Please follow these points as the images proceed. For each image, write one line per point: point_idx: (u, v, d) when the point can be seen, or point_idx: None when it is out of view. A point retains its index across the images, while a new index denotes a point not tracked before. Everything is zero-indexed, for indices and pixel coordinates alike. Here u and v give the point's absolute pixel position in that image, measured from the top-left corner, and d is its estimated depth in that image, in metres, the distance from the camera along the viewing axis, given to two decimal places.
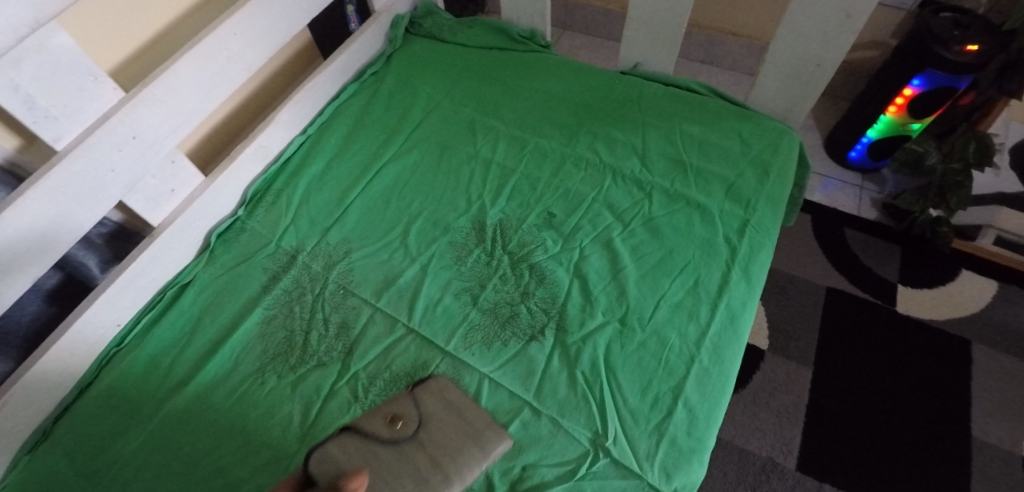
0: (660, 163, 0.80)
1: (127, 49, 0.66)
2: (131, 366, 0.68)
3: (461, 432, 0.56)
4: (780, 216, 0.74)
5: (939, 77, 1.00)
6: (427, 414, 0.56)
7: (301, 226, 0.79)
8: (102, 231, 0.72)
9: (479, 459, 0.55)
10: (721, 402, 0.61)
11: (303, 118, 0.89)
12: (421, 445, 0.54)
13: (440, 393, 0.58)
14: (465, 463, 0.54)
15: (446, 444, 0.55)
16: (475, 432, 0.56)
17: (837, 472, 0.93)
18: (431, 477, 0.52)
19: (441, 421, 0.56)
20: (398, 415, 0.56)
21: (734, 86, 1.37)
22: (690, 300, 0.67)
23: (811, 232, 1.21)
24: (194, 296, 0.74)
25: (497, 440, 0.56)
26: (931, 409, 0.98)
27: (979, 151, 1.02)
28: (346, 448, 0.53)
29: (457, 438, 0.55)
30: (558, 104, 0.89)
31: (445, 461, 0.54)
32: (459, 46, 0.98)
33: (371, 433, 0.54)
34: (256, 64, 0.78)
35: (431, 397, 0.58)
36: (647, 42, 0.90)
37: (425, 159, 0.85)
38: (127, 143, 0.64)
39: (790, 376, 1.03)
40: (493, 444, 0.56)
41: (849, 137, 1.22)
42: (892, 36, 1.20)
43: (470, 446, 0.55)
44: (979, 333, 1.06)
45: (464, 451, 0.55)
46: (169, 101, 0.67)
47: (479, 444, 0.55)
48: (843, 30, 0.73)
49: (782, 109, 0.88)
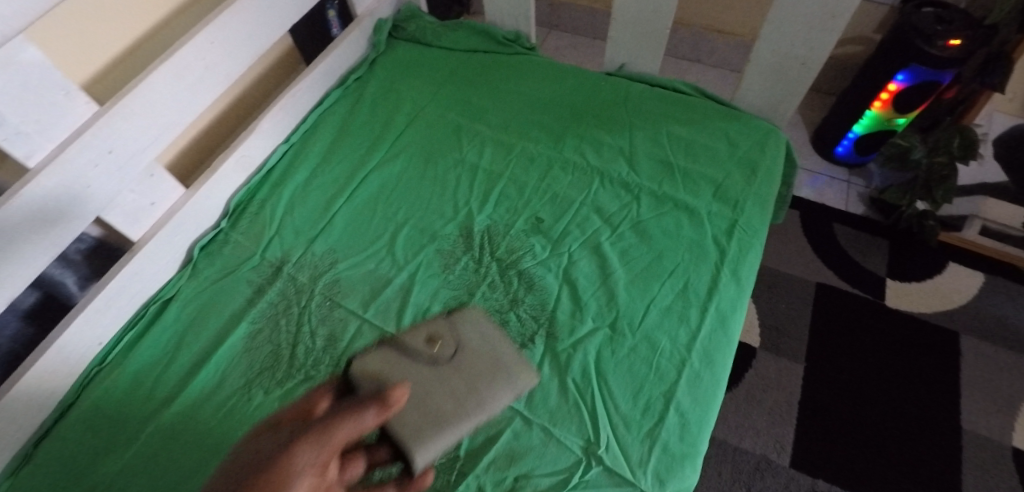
0: (647, 165, 0.79)
1: (100, 61, 0.65)
2: (114, 384, 0.67)
3: (496, 362, 0.52)
4: (768, 216, 0.74)
5: (922, 72, 1.01)
6: (464, 341, 0.53)
7: (286, 237, 0.77)
8: (81, 247, 0.71)
9: (509, 393, 0.52)
10: (712, 406, 0.61)
11: (285, 126, 0.87)
12: (456, 369, 0.51)
13: (478, 323, 0.54)
14: (496, 395, 0.51)
15: (482, 374, 0.51)
16: (510, 366, 0.52)
17: (829, 468, 0.94)
18: (464, 402, 0.50)
19: (478, 347, 0.53)
20: (436, 338, 0.52)
21: (720, 83, 1.37)
22: (680, 304, 0.67)
23: (800, 228, 1.21)
24: (177, 311, 0.73)
25: (525, 379, 0.53)
26: (921, 402, 0.99)
27: (963, 145, 1.02)
28: (381, 360, 0.51)
29: (490, 369, 0.52)
30: (544, 106, 0.88)
31: (478, 387, 0.51)
32: (443, 50, 0.97)
33: (406, 349, 0.52)
34: (235, 72, 0.77)
35: (469, 328, 0.54)
36: (632, 43, 0.90)
37: (411, 165, 0.84)
38: (102, 158, 0.62)
39: (782, 374, 1.04)
40: (523, 380, 0.53)
41: (835, 133, 1.23)
42: (876, 31, 1.20)
43: (502, 378, 0.52)
44: (967, 326, 1.07)
45: (498, 384, 0.51)
46: (145, 112, 0.65)
47: (514, 379, 0.52)
48: (827, 28, 0.73)
49: (768, 108, 0.88)
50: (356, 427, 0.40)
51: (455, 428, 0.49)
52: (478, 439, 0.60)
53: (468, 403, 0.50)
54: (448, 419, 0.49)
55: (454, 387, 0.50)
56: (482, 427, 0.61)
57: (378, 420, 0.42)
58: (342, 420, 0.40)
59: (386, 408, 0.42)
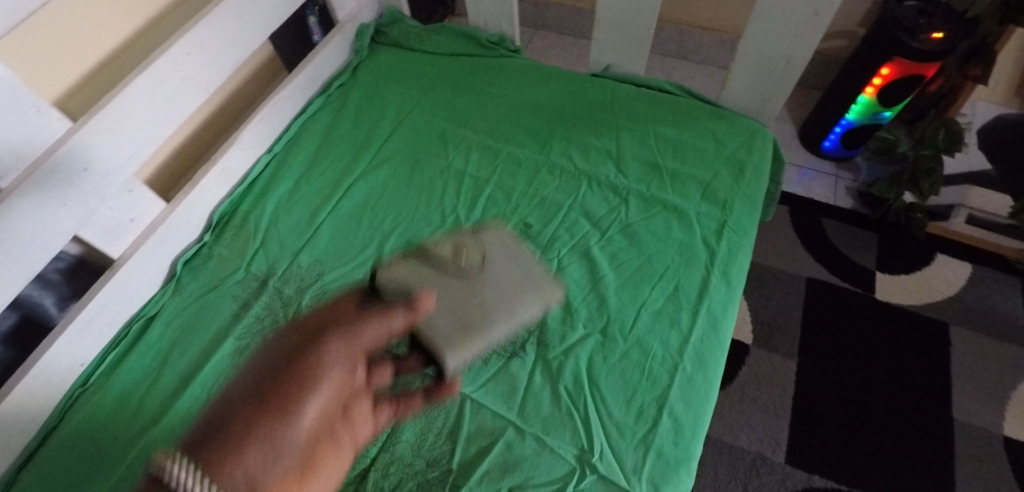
0: (635, 167, 0.79)
1: (72, 76, 0.63)
2: (98, 405, 0.65)
3: (520, 277, 0.60)
4: (757, 215, 0.74)
5: (906, 66, 1.01)
6: (492, 253, 0.61)
7: (271, 249, 0.76)
8: (59, 266, 0.69)
9: (535, 301, 0.60)
10: (706, 410, 0.60)
11: (268, 136, 0.86)
12: (486, 277, 0.59)
13: (501, 239, 0.63)
14: (525, 304, 0.59)
15: (509, 284, 0.59)
16: (533, 280, 0.60)
17: (825, 463, 0.94)
18: (495, 309, 0.57)
19: (506, 260, 0.61)
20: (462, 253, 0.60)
21: (707, 80, 1.36)
22: (671, 307, 0.66)
23: (789, 224, 1.21)
24: (162, 329, 0.71)
25: (552, 290, 0.61)
26: (913, 394, 1.00)
27: (948, 137, 1.01)
28: (413, 271, 0.57)
29: (516, 282, 0.59)
30: (530, 109, 0.87)
31: (507, 296, 0.58)
32: (427, 55, 0.96)
33: (435, 260, 0.59)
34: (214, 83, 0.75)
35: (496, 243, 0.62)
36: (617, 44, 0.89)
37: (397, 173, 0.83)
38: (77, 176, 0.60)
39: (775, 370, 1.04)
40: (545, 292, 0.61)
41: (822, 128, 1.23)
42: (860, 25, 1.21)
43: (527, 289, 0.59)
44: (956, 317, 1.08)
45: (525, 293, 0.59)
46: (121, 127, 0.64)
47: (539, 291, 0.60)
48: (810, 26, 0.73)
49: (754, 106, 0.88)
50: (389, 322, 0.48)
51: (488, 332, 0.56)
52: (471, 451, 0.59)
53: (507, 304, 0.58)
54: (481, 323, 0.56)
55: (486, 294, 0.58)
56: (474, 438, 0.60)
57: (407, 321, 0.49)
58: (375, 318, 0.47)
59: (415, 310, 0.49)
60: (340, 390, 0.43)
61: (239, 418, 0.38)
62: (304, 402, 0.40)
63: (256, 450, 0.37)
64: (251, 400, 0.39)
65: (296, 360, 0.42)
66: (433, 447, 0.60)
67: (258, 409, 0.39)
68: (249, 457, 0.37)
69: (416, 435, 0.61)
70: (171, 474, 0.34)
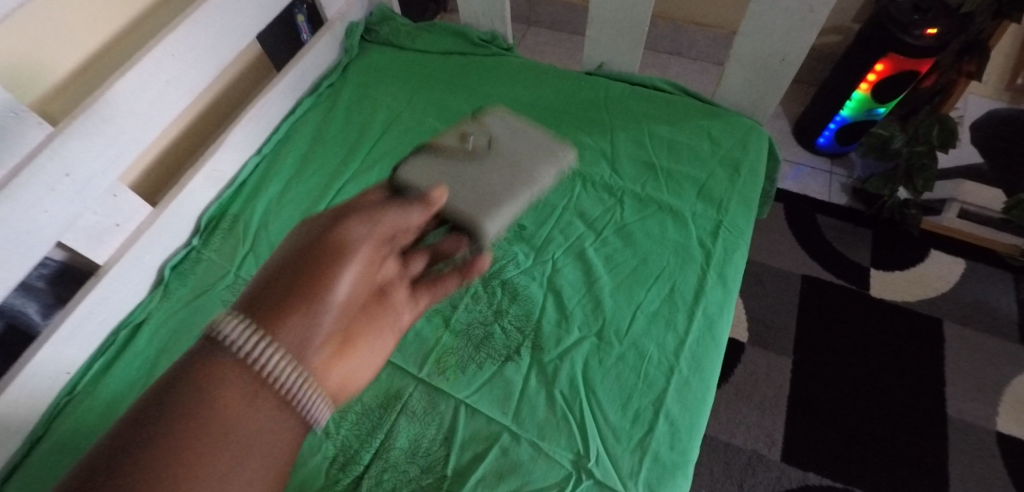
0: (630, 167, 0.78)
1: (51, 79, 0.62)
2: (85, 414, 0.64)
3: (531, 148, 0.68)
4: (753, 215, 0.73)
5: (900, 62, 1.00)
6: (499, 136, 0.68)
7: (261, 253, 0.75)
8: (44, 272, 0.67)
9: (552, 165, 0.67)
10: (702, 413, 0.60)
11: (256, 137, 0.85)
12: (496, 154, 0.66)
13: (502, 121, 0.71)
14: (544, 167, 0.67)
15: (523, 153, 0.67)
16: (545, 148, 0.68)
17: (820, 461, 0.94)
18: (516, 174, 0.64)
19: (511, 137, 0.69)
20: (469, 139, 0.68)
21: (701, 77, 1.36)
22: (667, 308, 0.66)
23: (784, 221, 1.21)
24: (150, 335, 0.70)
25: (563, 150, 0.69)
26: (908, 391, 1.00)
27: (943, 133, 1.01)
28: (423, 165, 0.65)
29: (528, 153, 0.67)
30: (524, 108, 0.86)
31: (524, 162, 0.66)
32: (418, 53, 0.95)
33: (447, 152, 0.66)
34: (200, 84, 0.73)
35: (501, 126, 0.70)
36: (610, 41, 0.88)
37: (388, 174, 0.82)
38: (59, 182, 0.59)
39: (771, 368, 1.04)
40: (558, 156, 0.68)
41: (816, 124, 1.23)
42: (854, 21, 1.20)
43: (542, 154, 0.67)
44: (950, 313, 1.08)
45: (543, 159, 0.67)
46: (104, 131, 0.62)
47: (555, 154, 0.68)
48: (806, 23, 0.72)
49: (749, 105, 0.87)
50: (407, 214, 0.53)
51: (518, 190, 0.63)
52: (465, 457, 0.59)
53: (527, 164, 0.66)
54: (511, 185, 0.63)
55: (503, 163, 0.65)
56: (469, 444, 0.59)
57: (426, 213, 0.55)
58: (393, 208, 0.53)
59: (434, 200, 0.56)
60: (367, 267, 0.48)
61: (285, 282, 0.43)
62: (334, 277, 0.44)
63: (297, 316, 0.41)
64: (281, 273, 0.43)
65: (321, 239, 0.47)
66: (427, 454, 0.59)
67: (293, 278, 0.43)
68: (292, 317, 0.41)
69: (410, 442, 0.60)
70: (222, 328, 0.39)
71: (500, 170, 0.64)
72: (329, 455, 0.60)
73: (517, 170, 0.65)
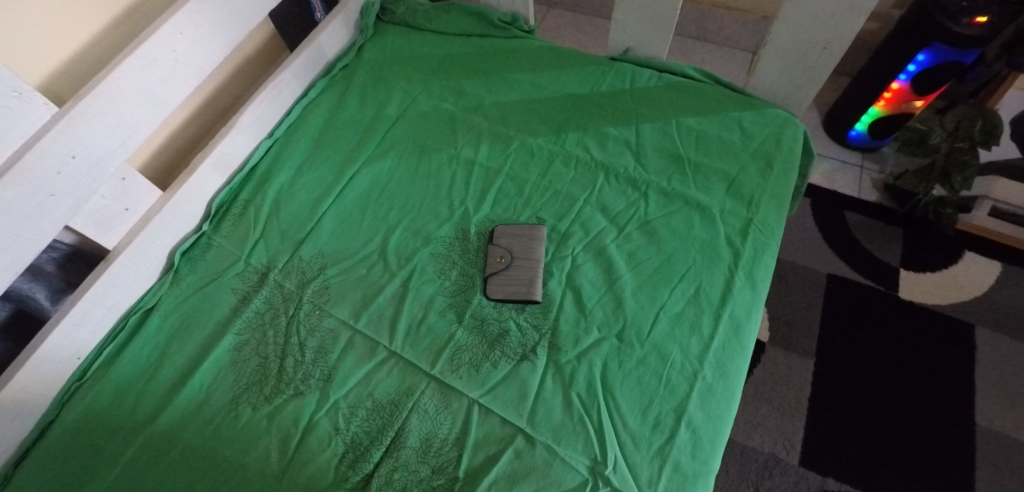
0: (654, 158, 0.74)
1: (57, 56, 0.60)
2: (94, 401, 0.63)
3: (520, 245, 0.68)
4: (785, 213, 0.69)
5: (944, 52, 0.94)
6: (492, 244, 0.69)
7: (271, 240, 0.73)
8: (54, 256, 0.66)
9: (535, 242, 0.68)
10: (726, 421, 0.57)
11: (268, 120, 0.82)
12: (498, 276, 0.67)
13: (502, 234, 0.70)
14: (533, 247, 0.68)
15: (514, 251, 0.67)
16: (529, 236, 0.69)
17: (840, 465, 0.91)
18: (522, 275, 0.66)
19: (503, 240, 0.69)
20: (478, 272, 0.68)
21: (728, 64, 1.30)
22: (692, 310, 0.63)
23: (811, 217, 1.17)
24: (159, 322, 0.68)
25: (538, 228, 0.69)
26: (936, 397, 0.96)
27: (985, 130, 0.94)
28: (464, 312, 0.66)
29: (517, 252, 0.67)
30: (544, 96, 0.83)
31: (519, 258, 0.67)
32: (436, 35, 0.91)
33: (479, 302, 0.66)
34: (210, 64, 0.71)
35: (498, 236, 0.70)
36: (638, 25, 0.84)
37: (402, 161, 0.79)
38: (65, 164, 0.57)
39: (792, 370, 1.00)
40: (536, 232, 0.69)
41: (848, 117, 1.17)
42: (894, 7, 1.13)
43: (528, 241, 0.68)
44: (983, 317, 1.04)
45: (530, 245, 0.68)
46: (110, 112, 0.60)
47: (536, 237, 0.69)
48: (853, 9, 0.67)
49: (785, 95, 0.82)
50: None
51: (528, 282, 0.65)
52: (478, 458, 0.57)
53: (527, 266, 0.66)
54: (522, 284, 0.65)
55: (510, 277, 0.66)
56: (482, 445, 0.57)
57: None
58: None
59: None
60: None
61: None
62: None
63: None
64: None
65: None
66: (438, 454, 0.57)
67: None
68: None
69: (421, 440, 0.58)
70: None
71: (509, 283, 0.66)
72: (339, 451, 0.58)
73: (524, 273, 0.66)
